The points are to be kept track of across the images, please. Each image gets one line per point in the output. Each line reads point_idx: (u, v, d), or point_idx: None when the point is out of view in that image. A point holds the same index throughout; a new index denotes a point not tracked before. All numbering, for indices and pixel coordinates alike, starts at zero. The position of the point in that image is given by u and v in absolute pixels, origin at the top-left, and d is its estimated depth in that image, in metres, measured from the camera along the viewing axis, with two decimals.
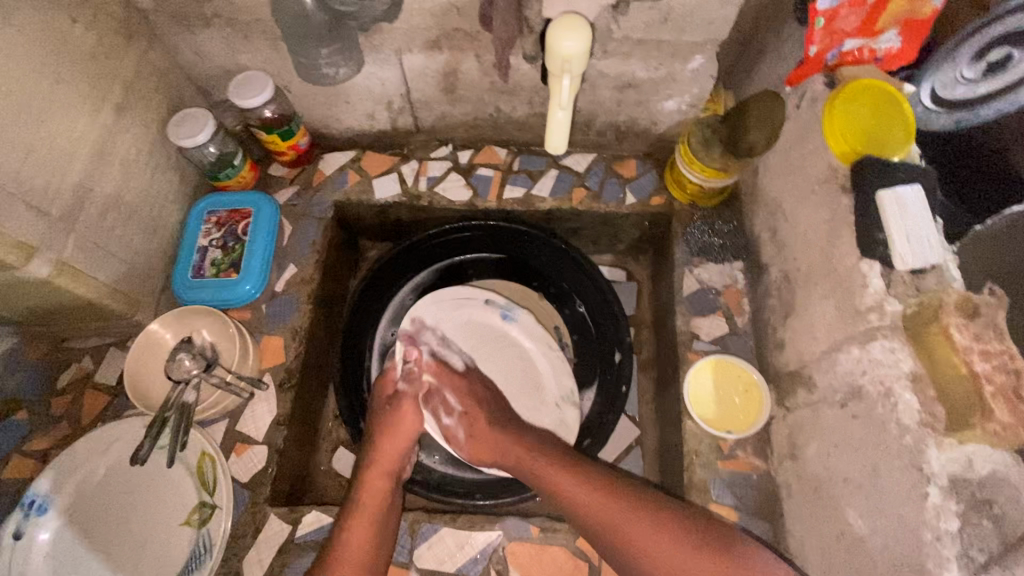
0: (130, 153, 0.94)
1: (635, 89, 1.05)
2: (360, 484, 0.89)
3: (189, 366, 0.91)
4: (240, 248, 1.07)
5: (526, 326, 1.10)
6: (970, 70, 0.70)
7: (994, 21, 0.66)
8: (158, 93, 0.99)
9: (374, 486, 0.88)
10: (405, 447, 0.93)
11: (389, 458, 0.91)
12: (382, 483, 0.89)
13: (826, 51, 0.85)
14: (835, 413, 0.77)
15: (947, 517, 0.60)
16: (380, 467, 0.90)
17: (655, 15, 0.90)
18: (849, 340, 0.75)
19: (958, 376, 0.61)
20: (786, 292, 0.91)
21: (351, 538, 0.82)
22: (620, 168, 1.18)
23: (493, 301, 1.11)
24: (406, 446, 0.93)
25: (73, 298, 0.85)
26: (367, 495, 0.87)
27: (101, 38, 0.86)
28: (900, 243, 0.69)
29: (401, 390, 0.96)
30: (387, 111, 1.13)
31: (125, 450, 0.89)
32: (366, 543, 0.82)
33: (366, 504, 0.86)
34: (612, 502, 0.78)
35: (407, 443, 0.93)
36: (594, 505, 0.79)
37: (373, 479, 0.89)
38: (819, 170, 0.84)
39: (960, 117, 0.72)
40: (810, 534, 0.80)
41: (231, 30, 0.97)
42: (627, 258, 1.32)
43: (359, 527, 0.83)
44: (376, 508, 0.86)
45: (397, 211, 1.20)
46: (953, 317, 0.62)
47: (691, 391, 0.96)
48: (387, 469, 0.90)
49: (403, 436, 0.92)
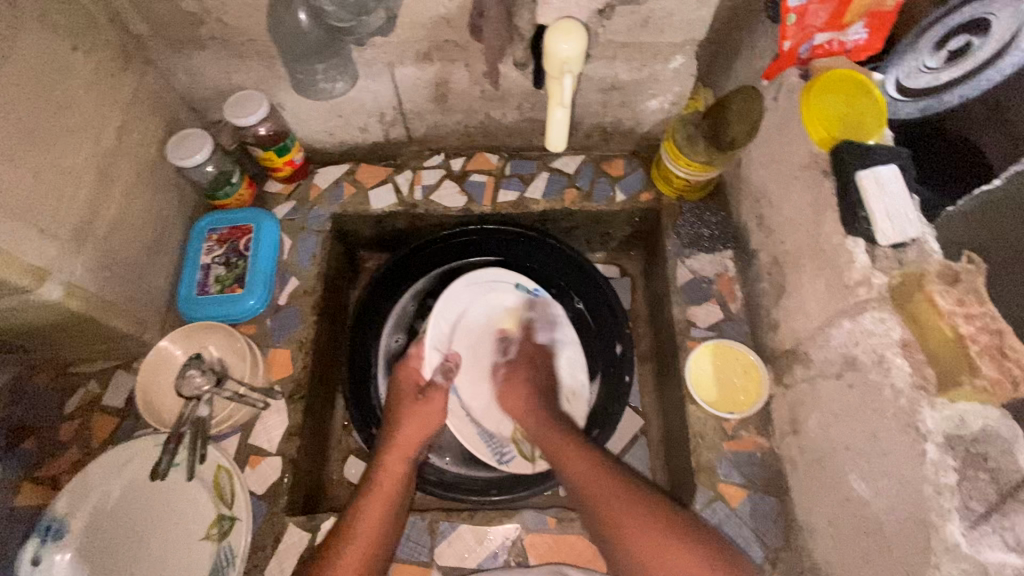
0: (131, 176, 0.95)
1: (620, 91, 1.09)
2: (380, 464, 0.93)
3: (200, 382, 0.90)
4: (242, 264, 1.09)
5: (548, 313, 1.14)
6: (931, 59, 0.82)
7: (949, 13, 0.78)
8: (154, 116, 1.01)
9: (392, 468, 0.92)
10: (422, 435, 0.97)
11: (408, 441, 0.95)
12: (399, 463, 0.93)
13: (799, 46, 0.90)
14: (833, 385, 0.81)
15: (946, 471, 0.64)
16: (401, 450, 0.94)
17: (635, 19, 0.94)
18: (840, 314, 0.79)
19: (944, 338, 0.65)
20: (777, 275, 0.95)
21: (367, 513, 0.86)
22: (609, 167, 1.22)
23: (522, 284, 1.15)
24: (426, 433, 0.97)
25: (83, 320, 0.86)
26: (385, 475, 0.91)
27: (99, 65, 0.89)
28: (882, 219, 0.73)
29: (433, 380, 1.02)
30: (380, 123, 1.16)
31: (139, 469, 0.90)
32: (381, 520, 0.86)
33: (385, 483, 0.90)
34: (616, 491, 0.84)
35: (427, 430, 0.97)
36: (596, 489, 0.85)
37: (393, 461, 0.93)
38: (800, 157, 0.89)
39: (926, 105, 0.85)
40: (816, 503, 0.83)
41: (225, 51, 1.00)
42: (620, 255, 1.36)
43: (375, 504, 0.87)
44: (392, 487, 0.90)
45: (394, 220, 1.23)
46: (935, 284, 0.67)
47: (692, 376, 1.00)
48: (408, 452, 0.95)
49: (423, 425, 0.97)
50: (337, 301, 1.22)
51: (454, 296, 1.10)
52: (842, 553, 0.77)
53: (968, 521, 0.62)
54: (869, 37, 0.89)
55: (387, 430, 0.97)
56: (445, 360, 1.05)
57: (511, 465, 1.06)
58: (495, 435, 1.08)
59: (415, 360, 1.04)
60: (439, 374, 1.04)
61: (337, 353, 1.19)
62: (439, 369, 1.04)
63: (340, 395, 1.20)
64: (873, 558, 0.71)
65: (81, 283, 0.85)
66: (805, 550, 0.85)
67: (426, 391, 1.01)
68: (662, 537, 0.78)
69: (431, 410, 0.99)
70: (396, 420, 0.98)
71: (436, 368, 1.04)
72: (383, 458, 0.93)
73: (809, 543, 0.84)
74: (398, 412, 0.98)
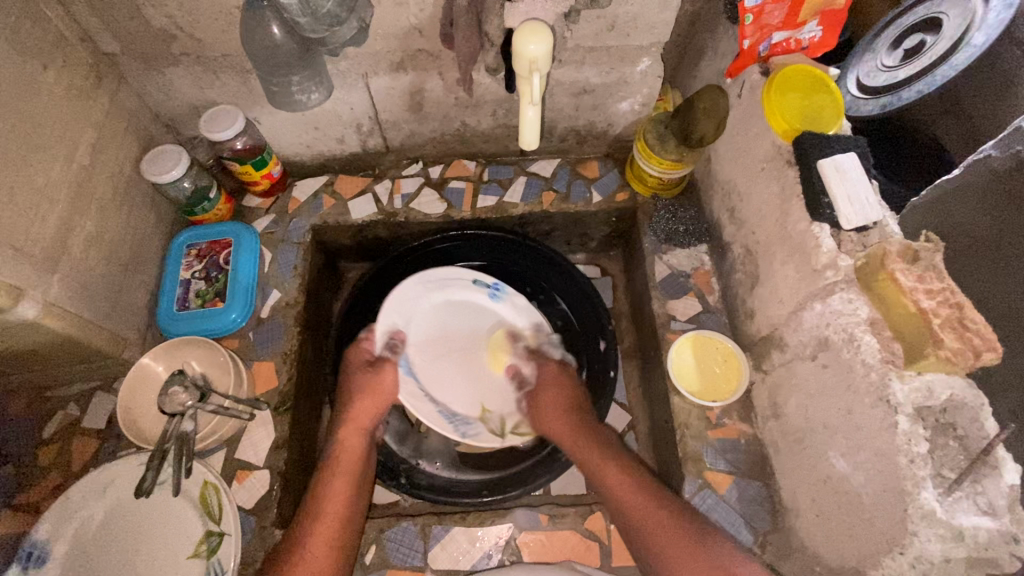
0: (107, 193, 0.95)
1: (590, 95, 1.12)
2: (335, 442, 0.92)
3: (184, 399, 0.91)
4: (223, 278, 1.09)
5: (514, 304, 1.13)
6: (890, 58, 0.91)
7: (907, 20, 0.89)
8: (128, 133, 1.01)
9: (349, 443, 0.92)
10: (378, 409, 0.95)
11: (363, 416, 0.94)
12: (357, 440, 0.92)
13: (757, 44, 0.94)
14: (808, 366, 0.84)
15: (917, 440, 0.66)
16: (354, 425, 0.93)
17: (601, 24, 0.98)
18: (811, 297, 0.82)
19: (908, 314, 0.68)
20: (750, 265, 0.98)
21: (328, 495, 0.84)
22: (584, 170, 1.25)
23: (482, 280, 1.14)
24: (382, 405, 0.96)
25: (60, 339, 0.86)
26: (344, 453, 0.90)
27: (71, 83, 0.89)
28: (844, 205, 0.77)
29: (381, 358, 1.01)
30: (357, 134, 1.17)
31: (123, 489, 0.88)
32: (342, 498, 0.85)
33: (343, 461, 0.89)
34: (649, 503, 0.80)
35: (379, 404, 0.95)
36: (614, 484, 0.85)
37: (349, 437, 0.92)
38: (764, 150, 0.93)
39: (886, 101, 0.89)
40: (800, 483, 0.85)
41: (199, 67, 1.00)
42: (600, 256, 1.38)
43: (337, 482, 0.86)
44: (349, 466, 0.89)
45: (374, 229, 1.23)
46: (896, 263, 0.70)
47: (674, 366, 1.02)
48: (363, 426, 0.94)
49: (377, 397, 0.95)
50: (319, 312, 1.22)
51: (405, 292, 1.09)
52: (826, 530, 0.79)
53: (942, 488, 0.65)
54: (822, 34, 0.95)
55: (340, 404, 0.96)
56: (396, 339, 1.04)
57: (476, 439, 1.01)
58: (460, 414, 1.04)
59: (366, 344, 1.02)
60: (388, 350, 1.03)
61: (323, 363, 1.19)
62: (389, 348, 1.03)
63: (327, 406, 1.19)
64: (856, 532, 0.73)
65: (57, 302, 0.84)
66: (791, 532, 0.87)
67: (378, 364, 1.00)
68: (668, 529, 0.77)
69: (385, 381, 0.97)
70: (347, 398, 0.96)
71: (387, 345, 1.03)
72: (337, 433, 0.93)
73: (795, 523, 0.86)
74: (348, 387, 0.97)
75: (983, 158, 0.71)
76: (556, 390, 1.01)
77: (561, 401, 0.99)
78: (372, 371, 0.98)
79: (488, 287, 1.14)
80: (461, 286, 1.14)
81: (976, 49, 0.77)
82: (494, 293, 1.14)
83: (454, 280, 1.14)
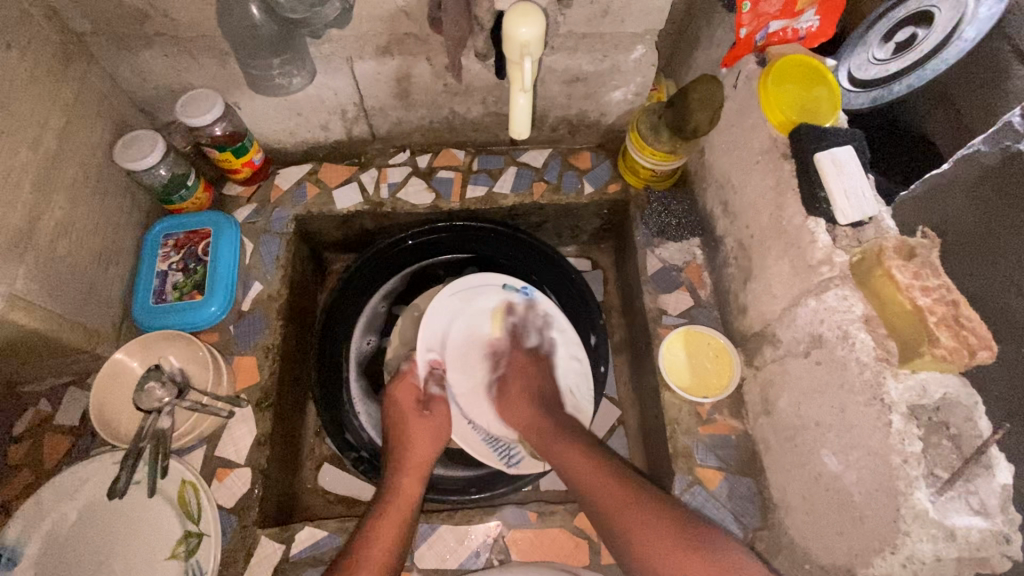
0: (77, 180, 0.91)
1: (583, 83, 1.09)
2: (394, 486, 0.90)
3: (161, 395, 0.88)
4: (202, 269, 1.05)
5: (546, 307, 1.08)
6: (881, 52, 0.89)
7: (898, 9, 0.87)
8: (100, 118, 0.96)
9: (407, 488, 0.90)
10: (434, 448, 0.96)
11: (420, 459, 0.93)
12: (416, 484, 0.91)
13: (754, 33, 0.92)
14: (801, 363, 0.82)
15: (910, 440, 0.65)
16: (414, 471, 0.92)
17: (595, 9, 0.94)
18: (805, 293, 0.81)
19: (903, 311, 0.66)
20: (743, 259, 0.97)
21: (374, 536, 0.81)
22: (575, 160, 1.22)
23: (511, 284, 1.08)
24: (437, 448, 0.96)
25: (26, 334, 0.81)
26: (401, 498, 0.88)
27: (37, 62, 0.84)
28: (840, 200, 0.75)
29: (434, 394, 0.99)
30: (342, 120, 1.13)
31: (96, 490, 0.85)
32: (393, 539, 0.82)
33: (405, 501, 0.87)
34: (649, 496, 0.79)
35: (437, 442, 0.96)
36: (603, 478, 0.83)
37: (408, 483, 0.90)
38: (760, 142, 0.91)
39: (876, 95, 0.89)
40: (791, 481, 0.85)
41: (175, 48, 0.96)
42: (591, 248, 1.36)
43: (384, 525, 0.83)
44: (407, 509, 0.86)
45: (360, 220, 1.20)
46: (893, 259, 0.68)
47: (665, 362, 1.01)
48: (422, 473, 0.93)
49: (435, 437, 0.96)
50: (303, 304, 1.19)
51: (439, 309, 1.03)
52: (817, 530, 0.78)
53: (934, 488, 0.64)
54: (820, 24, 0.93)
55: (399, 449, 0.95)
56: (434, 368, 1.02)
57: (520, 466, 1.01)
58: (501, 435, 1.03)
59: (411, 375, 1.01)
60: (432, 385, 1.00)
61: (307, 357, 1.16)
62: (430, 379, 1.01)
63: (312, 401, 1.17)
64: (847, 530, 0.73)
65: (24, 294, 0.80)
66: (780, 528, 0.87)
67: (429, 404, 0.98)
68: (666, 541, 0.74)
69: (438, 421, 0.97)
70: (404, 438, 0.95)
71: (428, 375, 1.01)
72: (397, 480, 0.90)
73: (785, 520, 0.86)
74: (405, 427, 0.96)
75: (973, 154, 0.69)
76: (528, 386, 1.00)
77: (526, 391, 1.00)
78: (424, 410, 0.98)
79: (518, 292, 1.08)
80: (493, 293, 1.07)
81: (969, 44, 0.76)
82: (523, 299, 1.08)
83: (484, 287, 1.07)
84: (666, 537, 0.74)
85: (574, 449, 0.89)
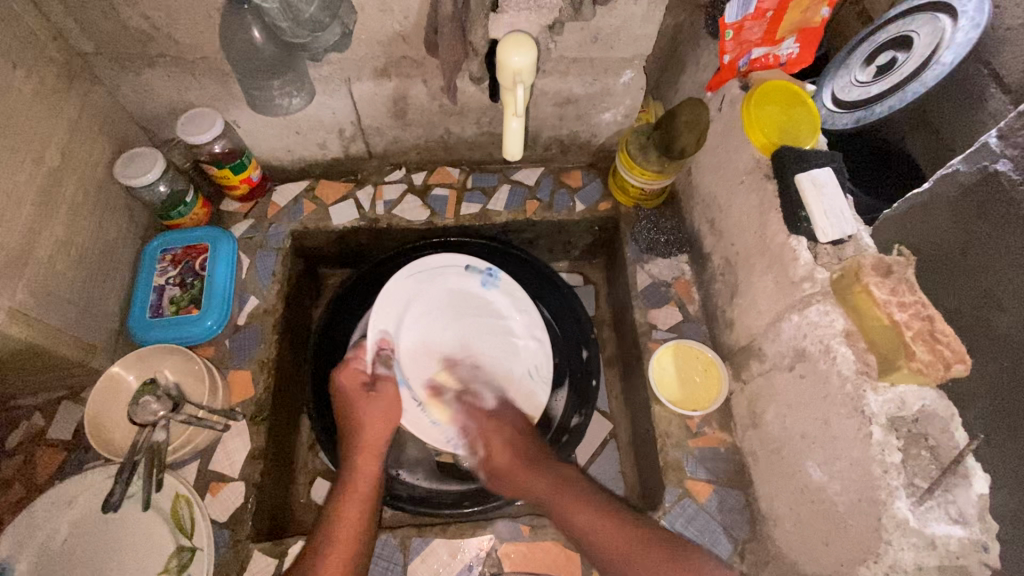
0: (77, 197, 0.92)
1: (574, 105, 1.13)
2: (351, 466, 0.89)
3: (156, 408, 0.87)
4: (199, 283, 1.06)
5: (506, 289, 1.12)
6: (863, 75, 0.93)
7: (879, 36, 0.93)
8: (101, 135, 0.98)
9: (364, 468, 0.89)
10: (388, 431, 0.93)
11: (376, 439, 0.91)
12: (371, 465, 0.89)
13: (738, 59, 0.96)
14: (786, 376, 0.85)
15: (891, 450, 0.67)
16: (369, 450, 0.90)
17: (585, 35, 0.98)
18: (789, 308, 0.84)
19: (881, 326, 0.69)
20: (729, 275, 1.00)
21: (341, 518, 0.82)
22: (567, 179, 1.25)
23: (474, 265, 1.13)
24: (391, 429, 0.93)
25: (24, 348, 0.82)
26: (360, 479, 0.87)
27: (42, 82, 0.86)
28: (821, 219, 0.79)
29: (379, 375, 0.98)
30: (339, 139, 1.16)
31: (88, 504, 0.85)
32: (357, 522, 0.82)
33: (359, 487, 0.86)
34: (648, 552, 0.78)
35: (391, 427, 0.93)
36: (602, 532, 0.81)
37: (365, 463, 0.89)
38: (744, 163, 0.94)
39: (859, 115, 0.91)
40: (778, 492, 0.86)
41: (177, 69, 0.99)
42: (582, 264, 1.39)
43: (351, 506, 0.84)
44: (364, 490, 0.86)
45: (356, 236, 1.22)
46: (870, 276, 0.71)
47: (655, 375, 1.03)
48: (377, 452, 0.91)
49: (387, 419, 0.93)
50: (298, 318, 1.20)
51: (393, 288, 1.06)
52: (803, 540, 0.80)
53: (914, 497, 0.66)
54: (799, 51, 0.98)
55: (350, 430, 0.93)
56: (382, 348, 1.01)
57: (464, 450, 1.00)
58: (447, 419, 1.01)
59: (355, 360, 0.98)
60: (380, 365, 0.99)
61: (301, 372, 1.17)
62: (378, 360, 1.00)
63: (305, 415, 1.17)
64: (832, 540, 0.74)
65: (23, 308, 0.81)
66: (769, 539, 0.88)
67: (375, 384, 0.96)
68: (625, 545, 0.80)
69: (388, 402, 0.95)
70: (360, 419, 0.92)
71: (375, 358, 1.00)
72: (353, 460, 0.89)
73: (773, 532, 0.87)
74: (358, 411, 0.93)
75: (950, 174, 0.71)
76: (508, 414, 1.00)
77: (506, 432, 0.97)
78: (370, 390, 0.95)
79: (483, 273, 1.13)
80: (454, 274, 1.12)
81: (946, 67, 0.80)
82: (484, 280, 1.12)
83: (444, 271, 1.12)
84: (649, 557, 0.77)
85: (574, 497, 0.86)
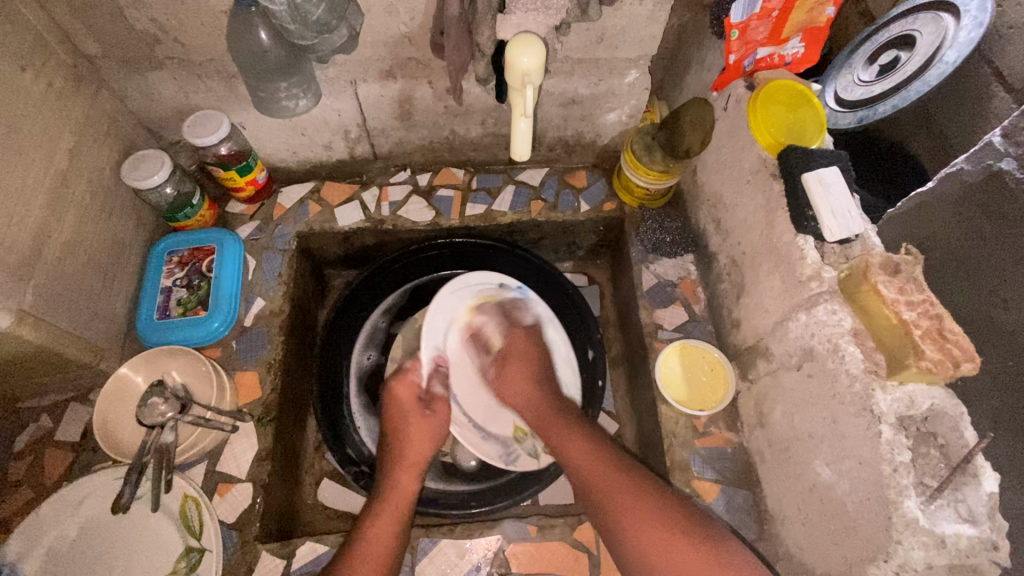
0: (85, 200, 0.93)
1: (579, 105, 1.13)
2: (388, 481, 0.90)
3: (163, 410, 0.88)
4: (205, 285, 1.07)
5: (536, 307, 1.10)
6: (866, 74, 0.93)
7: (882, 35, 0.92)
8: (108, 138, 0.99)
9: (400, 481, 0.90)
10: (432, 448, 0.95)
11: (418, 455, 0.93)
12: (412, 481, 0.91)
13: (743, 59, 0.96)
14: (793, 375, 0.85)
15: (900, 450, 0.67)
16: (406, 462, 0.93)
17: (591, 36, 0.98)
18: (796, 307, 0.84)
19: (890, 325, 0.69)
20: (736, 274, 1.00)
21: (375, 532, 0.82)
22: (572, 179, 1.26)
23: (505, 284, 1.10)
24: (433, 446, 0.95)
25: (33, 349, 0.83)
26: (397, 494, 0.89)
27: (50, 85, 0.87)
28: (827, 217, 0.78)
29: (435, 393, 0.99)
30: (345, 140, 1.16)
31: (96, 506, 0.85)
32: (393, 538, 0.82)
33: (399, 500, 0.87)
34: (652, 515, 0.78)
35: (433, 443, 0.95)
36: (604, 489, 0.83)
37: (405, 479, 0.90)
38: (750, 162, 0.94)
39: (863, 114, 0.91)
40: (785, 492, 0.86)
41: (183, 71, 0.99)
42: (587, 264, 1.39)
43: (385, 521, 0.83)
44: (401, 502, 0.87)
45: (362, 237, 1.22)
46: (878, 275, 0.71)
47: (661, 375, 1.03)
48: (419, 468, 0.93)
49: (431, 438, 0.95)
50: (304, 320, 1.20)
51: (440, 306, 1.03)
52: (812, 539, 0.80)
53: (924, 496, 0.66)
54: (805, 50, 0.98)
55: (393, 446, 0.94)
56: (438, 365, 1.02)
57: (517, 465, 1.05)
58: (495, 434, 1.06)
59: (412, 374, 1.00)
60: (434, 382, 1.01)
61: (307, 373, 1.17)
62: (434, 376, 1.01)
63: (312, 416, 1.18)
64: (841, 540, 0.74)
65: (31, 310, 0.81)
66: (777, 539, 0.88)
67: (429, 400, 0.98)
68: (632, 502, 0.79)
69: (438, 422, 0.97)
70: (403, 437, 0.94)
71: (431, 373, 1.01)
72: (389, 474, 0.91)
73: (781, 531, 0.87)
74: (401, 428, 0.95)
75: (955, 172, 0.71)
76: (528, 343, 1.04)
77: (524, 367, 1.01)
78: (425, 409, 0.97)
79: (513, 291, 1.11)
80: (490, 292, 1.09)
81: (948, 66, 0.80)
82: (517, 297, 1.10)
83: (479, 285, 1.09)
84: (657, 523, 0.77)
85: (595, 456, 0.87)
